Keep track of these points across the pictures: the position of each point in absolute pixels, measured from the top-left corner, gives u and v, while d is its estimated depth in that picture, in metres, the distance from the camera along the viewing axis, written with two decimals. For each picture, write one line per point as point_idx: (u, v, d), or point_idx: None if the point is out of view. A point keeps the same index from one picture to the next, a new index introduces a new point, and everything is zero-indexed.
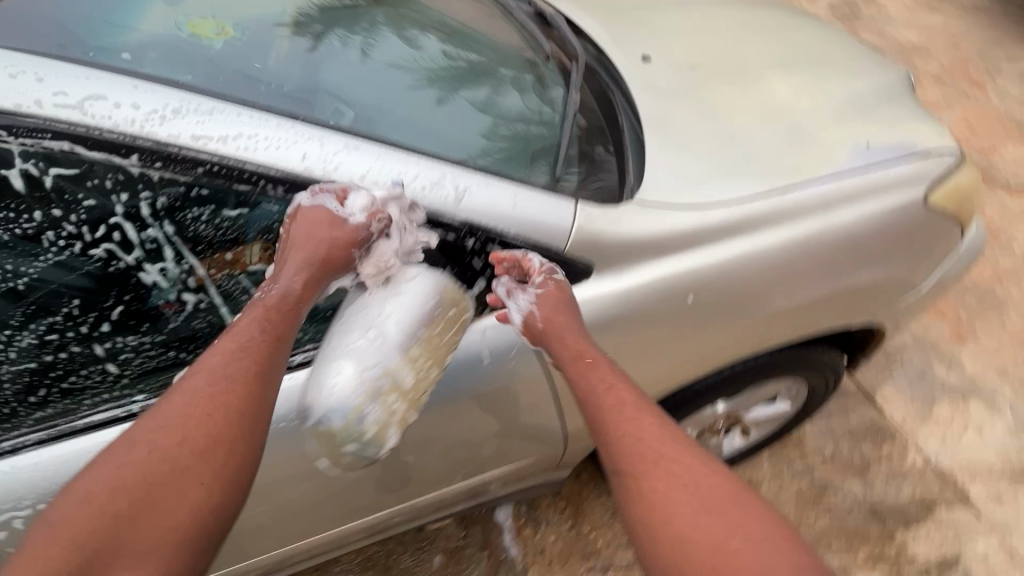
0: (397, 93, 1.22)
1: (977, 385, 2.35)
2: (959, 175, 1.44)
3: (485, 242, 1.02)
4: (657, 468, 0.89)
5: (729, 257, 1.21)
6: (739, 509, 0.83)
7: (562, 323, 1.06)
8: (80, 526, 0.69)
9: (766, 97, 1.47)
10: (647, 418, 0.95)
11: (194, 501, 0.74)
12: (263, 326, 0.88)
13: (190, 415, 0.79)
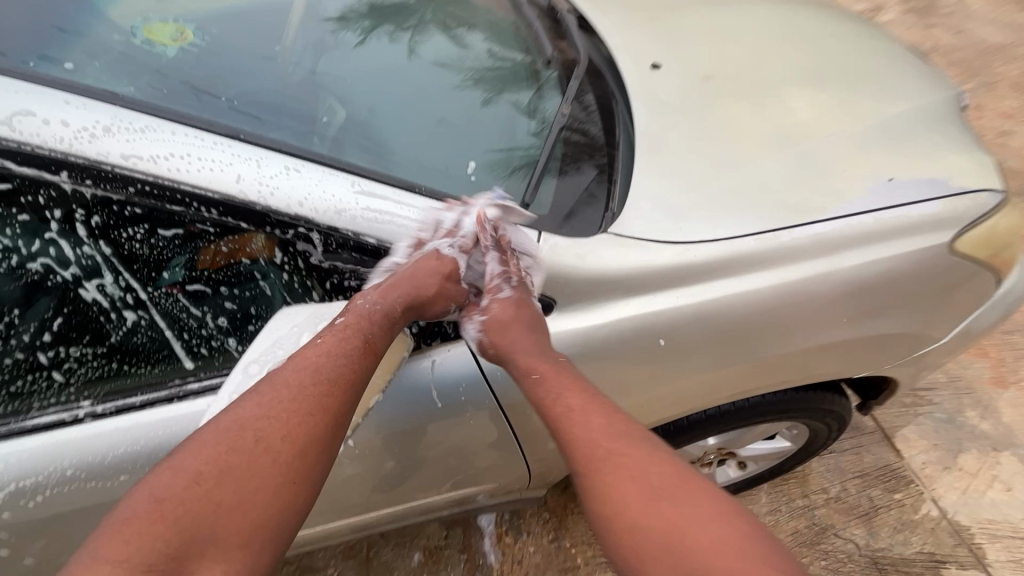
0: (420, 99, 1.26)
1: (1013, 436, 2.14)
2: (998, 219, 1.26)
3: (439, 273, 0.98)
4: (609, 462, 0.88)
5: (713, 298, 1.10)
6: (692, 492, 0.83)
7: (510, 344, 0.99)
8: (155, 522, 0.73)
9: (782, 118, 1.33)
10: (596, 414, 0.93)
11: (262, 516, 0.78)
12: (355, 343, 0.89)
13: (269, 428, 0.82)
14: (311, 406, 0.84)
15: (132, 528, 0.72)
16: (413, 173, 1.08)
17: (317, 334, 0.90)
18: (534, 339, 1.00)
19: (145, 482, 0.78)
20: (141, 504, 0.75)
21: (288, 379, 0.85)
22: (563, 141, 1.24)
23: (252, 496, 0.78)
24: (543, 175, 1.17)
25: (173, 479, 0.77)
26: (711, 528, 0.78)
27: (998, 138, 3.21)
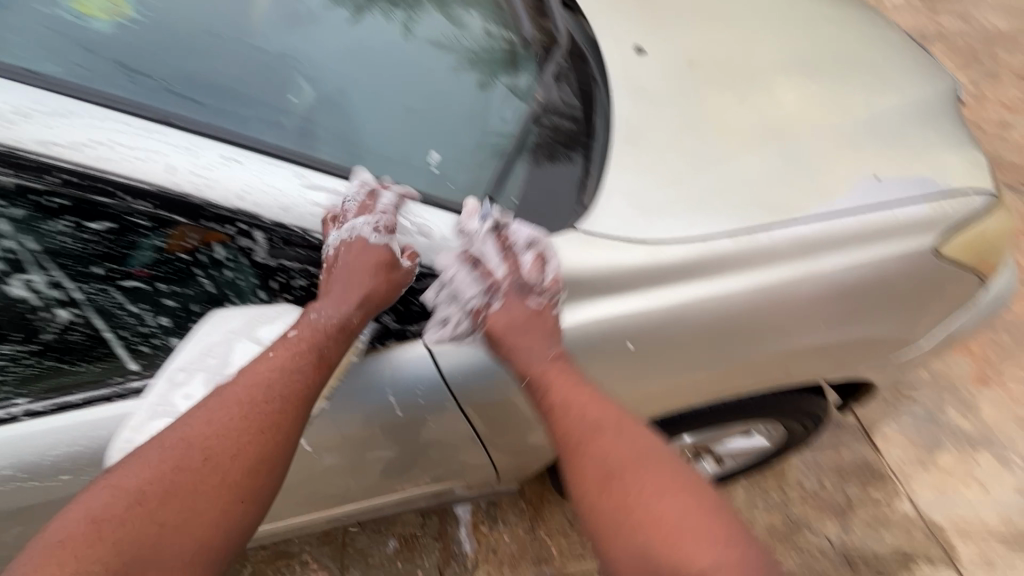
0: (404, 82, 1.22)
1: (992, 435, 2.14)
2: (986, 221, 1.21)
3: None
4: (586, 447, 0.95)
5: (686, 301, 1.05)
6: (655, 477, 0.90)
7: (522, 347, 0.99)
8: (92, 544, 0.71)
9: (769, 109, 1.27)
10: (597, 414, 0.97)
11: (208, 533, 0.76)
12: (305, 360, 0.85)
13: (215, 447, 0.80)
14: (261, 425, 0.82)
15: (67, 551, 0.70)
16: (372, 165, 1.03)
17: (269, 348, 0.86)
18: (539, 339, 1.00)
19: (80, 502, 0.75)
20: (77, 526, 0.72)
21: (237, 397, 0.82)
22: (538, 131, 1.17)
23: (196, 515, 0.76)
24: (512, 166, 1.11)
25: (111, 500, 0.74)
26: (670, 508, 0.86)
27: (998, 130, 3.14)
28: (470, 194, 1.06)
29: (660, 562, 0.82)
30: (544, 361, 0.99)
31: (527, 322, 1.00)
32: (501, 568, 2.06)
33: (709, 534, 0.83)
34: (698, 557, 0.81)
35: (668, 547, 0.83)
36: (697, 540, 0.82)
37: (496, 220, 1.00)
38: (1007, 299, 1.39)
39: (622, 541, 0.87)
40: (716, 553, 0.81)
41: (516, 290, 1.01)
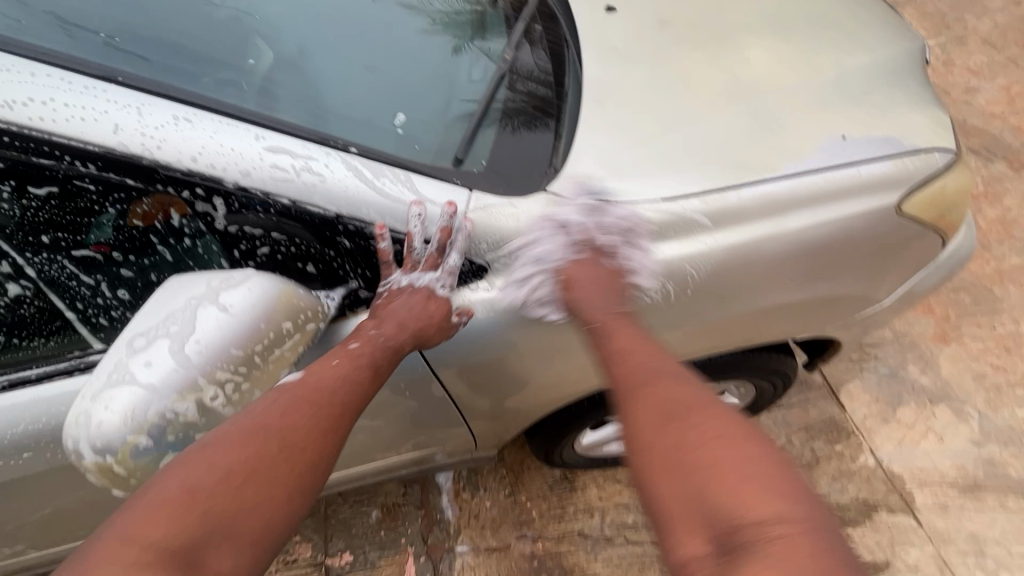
0: (370, 45, 1.18)
1: (949, 389, 2.24)
2: (946, 179, 1.24)
3: (362, 235, 0.88)
4: (644, 382, 0.88)
5: (657, 261, 1.06)
6: (714, 418, 0.79)
7: (586, 296, 1.00)
8: (183, 511, 0.68)
9: (740, 69, 1.26)
10: (657, 366, 0.90)
11: (270, 520, 0.73)
12: (365, 371, 0.89)
13: (292, 433, 0.79)
14: (331, 423, 0.83)
15: (159, 515, 0.67)
16: (334, 126, 0.99)
17: (333, 355, 0.90)
18: (611, 295, 1.01)
19: (170, 469, 0.72)
20: (167, 490, 0.69)
21: (307, 394, 0.83)
22: (508, 93, 1.15)
23: (266, 498, 0.73)
24: (480, 128, 1.08)
25: (204, 471, 0.72)
26: (733, 450, 0.74)
27: (963, 95, 3.20)
28: (437, 156, 1.03)
29: (717, 514, 0.69)
30: (611, 312, 1.00)
31: (607, 279, 1.03)
32: (483, 532, 2.10)
33: (775, 485, 0.69)
34: (756, 508, 0.67)
35: (725, 499, 0.69)
36: (759, 487, 0.69)
37: (465, 180, 0.97)
38: (964, 256, 1.44)
39: (668, 483, 0.75)
40: (782, 503, 0.68)
41: (598, 252, 1.03)
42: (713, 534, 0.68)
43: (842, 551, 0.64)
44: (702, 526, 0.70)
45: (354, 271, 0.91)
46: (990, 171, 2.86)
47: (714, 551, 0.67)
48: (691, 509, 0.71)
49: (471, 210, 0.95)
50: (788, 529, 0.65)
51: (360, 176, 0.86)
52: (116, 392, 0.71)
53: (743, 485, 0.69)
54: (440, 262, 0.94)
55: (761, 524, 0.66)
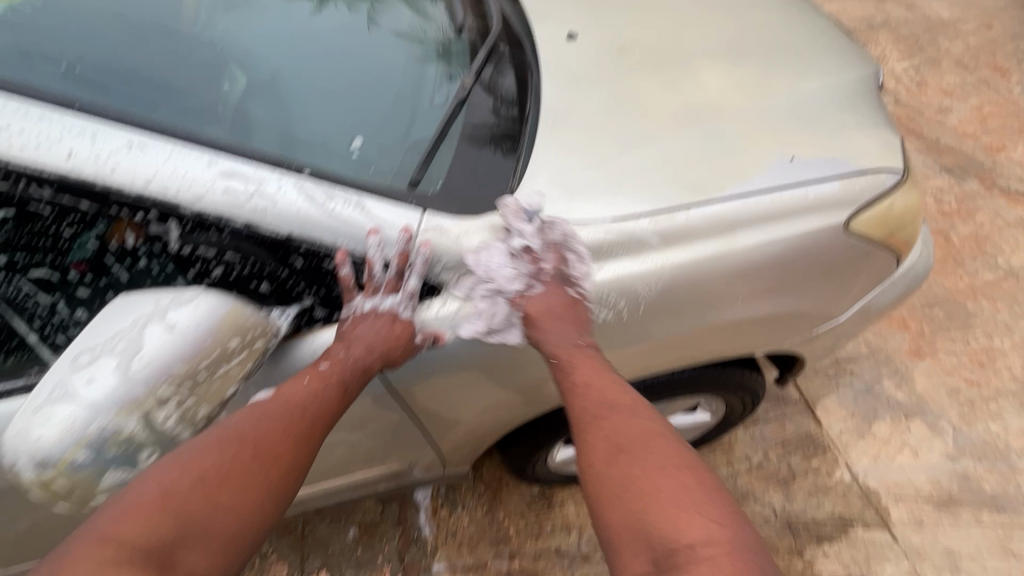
0: (353, 71, 1.24)
1: (924, 404, 2.25)
2: (894, 198, 1.28)
3: (316, 255, 0.91)
4: (602, 417, 1.03)
5: (605, 279, 1.09)
6: (657, 454, 0.95)
7: (553, 327, 1.07)
8: (160, 513, 0.79)
9: (695, 94, 1.31)
10: (619, 403, 1.04)
11: (239, 523, 0.84)
12: (335, 389, 0.96)
13: (265, 443, 0.90)
14: (301, 434, 0.93)
15: (139, 514, 0.78)
16: (292, 151, 1.03)
17: (304, 373, 0.97)
18: (572, 327, 1.08)
19: (149, 472, 0.83)
20: (146, 493, 0.80)
21: (280, 409, 0.92)
22: (466, 119, 1.18)
23: (237, 503, 0.85)
24: (438, 149, 1.12)
25: (179, 476, 0.83)
26: (670, 482, 0.90)
27: (937, 115, 3.27)
28: (392, 179, 1.06)
29: (656, 537, 0.85)
30: (573, 347, 1.07)
31: (566, 307, 1.09)
32: (460, 551, 2.09)
33: (704, 511, 0.86)
34: (688, 532, 0.83)
35: (663, 525, 0.85)
36: (691, 515, 0.85)
37: (418, 201, 1.01)
38: (920, 273, 1.48)
39: (618, 511, 0.90)
40: (711, 528, 0.84)
41: (559, 279, 1.10)
42: (653, 553, 0.83)
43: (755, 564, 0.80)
44: (644, 547, 0.85)
45: (309, 289, 0.94)
46: (963, 189, 2.92)
47: (653, 567, 0.83)
48: (636, 533, 0.87)
49: (422, 228, 0.98)
50: (714, 550, 0.81)
51: (312, 198, 0.89)
52: (57, 409, 0.72)
53: (677, 514, 0.86)
54: (401, 286, 0.99)
55: (690, 546, 0.82)
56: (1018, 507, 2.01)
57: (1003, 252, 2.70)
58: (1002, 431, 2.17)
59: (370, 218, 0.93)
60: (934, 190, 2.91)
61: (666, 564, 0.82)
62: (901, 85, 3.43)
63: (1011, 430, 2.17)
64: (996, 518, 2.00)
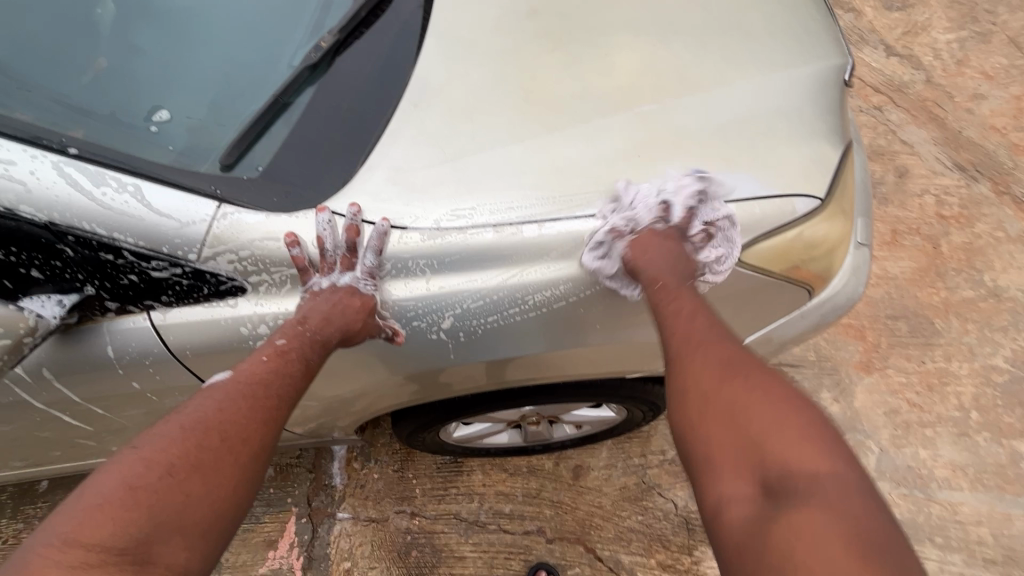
0: (274, 13, 1.16)
1: (857, 420, 2.06)
2: (806, 227, 1.12)
3: (85, 243, 0.86)
4: (697, 348, 0.93)
5: (438, 292, 0.99)
6: (771, 387, 0.84)
7: (670, 263, 1.05)
8: (131, 509, 0.71)
9: (599, 80, 1.13)
10: (713, 328, 0.96)
11: (219, 510, 0.77)
12: (297, 365, 0.93)
13: (232, 428, 0.84)
14: (269, 415, 0.88)
15: (105, 514, 0.70)
16: (141, 102, 1.01)
17: (261, 352, 0.93)
18: (686, 268, 1.06)
19: (111, 467, 0.75)
20: (109, 489, 0.72)
21: (244, 389, 0.88)
22: (315, 93, 1.07)
23: (218, 489, 0.78)
24: (270, 125, 1.03)
25: (145, 468, 0.75)
26: (777, 409, 0.81)
27: (966, 103, 2.66)
28: (195, 163, 0.97)
29: (766, 461, 0.77)
30: (681, 283, 1.03)
31: (686, 259, 1.07)
32: (365, 502, 2.02)
33: (823, 441, 0.77)
34: (806, 460, 0.75)
35: (776, 448, 0.77)
36: (812, 445, 0.76)
37: (216, 190, 0.93)
38: (842, 306, 1.25)
39: (728, 434, 0.82)
40: (822, 457, 0.75)
41: (679, 235, 1.09)
42: (764, 478, 0.76)
43: (882, 511, 0.70)
44: (753, 468, 0.78)
45: (89, 277, 0.89)
46: (970, 192, 2.43)
47: (761, 493, 0.75)
48: (746, 455, 0.79)
49: (216, 220, 0.91)
50: (835, 481, 0.72)
51: (79, 184, 0.86)
52: None
53: (797, 443, 0.76)
54: (357, 262, 0.98)
55: (808, 473, 0.74)
56: (921, 536, 1.89)
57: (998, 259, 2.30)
58: (930, 458, 1.98)
59: (150, 210, 0.88)
60: (936, 190, 2.44)
61: (779, 489, 0.74)
62: (937, 61, 2.78)
63: (940, 459, 1.98)
64: None
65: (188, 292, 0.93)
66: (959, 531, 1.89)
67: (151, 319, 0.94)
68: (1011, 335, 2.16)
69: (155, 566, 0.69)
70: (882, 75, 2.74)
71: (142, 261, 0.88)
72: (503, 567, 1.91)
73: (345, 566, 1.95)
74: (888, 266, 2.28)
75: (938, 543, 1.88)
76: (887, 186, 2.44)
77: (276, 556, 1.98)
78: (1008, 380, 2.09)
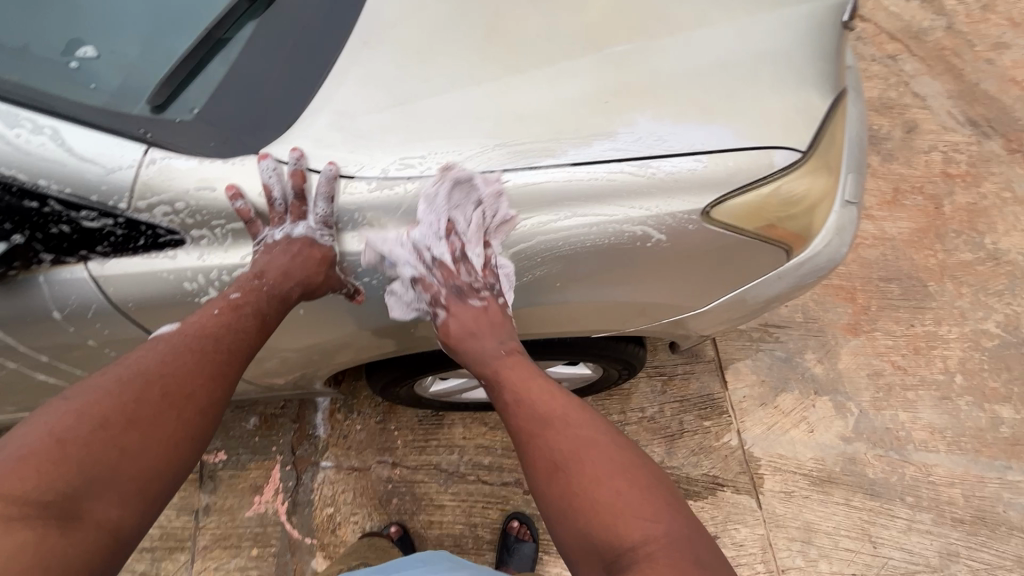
0: None
1: (840, 382, 2.03)
2: (790, 181, 1.05)
3: (7, 190, 0.83)
4: (534, 435, 0.92)
5: (393, 246, 0.95)
6: (596, 466, 0.86)
7: (470, 347, 1.04)
8: (56, 463, 0.70)
9: (566, 18, 1.05)
10: (548, 407, 0.95)
11: (157, 467, 0.76)
12: (250, 319, 0.91)
13: (175, 382, 0.82)
14: (215, 371, 0.86)
15: (30, 466, 0.69)
16: (65, 35, 0.94)
17: (213, 305, 0.91)
18: (488, 338, 1.04)
19: (39, 419, 0.74)
20: (36, 441, 0.71)
21: (189, 343, 0.86)
22: (257, 28, 1.00)
23: (155, 445, 0.76)
24: (206, 64, 0.96)
25: (76, 421, 0.74)
26: (608, 489, 0.82)
27: (988, 52, 2.49)
28: (125, 104, 0.91)
29: (602, 545, 0.79)
30: (498, 355, 1.04)
31: (476, 323, 1.04)
32: (348, 453, 2.03)
33: (645, 511, 0.80)
34: (634, 534, 0.78)
35: (602, 529, 0.80)
36: (634, 517, 0.80)
37: (145, 135, 0.88)
38: (824, 267, 1.19)
39: (568, 525, 0.83)
40: (648, 527, 0.79)
41: (457, 293, 1.05)
42: (602, 559, 0.79)
43: (697, 556, 0.76)
44: (595, 554, 0.80)
45: (18, 226, 0.86)
46: (980, 149, 2.31)
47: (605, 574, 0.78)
48: (587, 544, 0.81)
49: (145, 166, 0.86)
50: (655, 548, 0.76)
51: None
52: None
53: (621, 518, 0.80)
54: (309, 211, 0.92)
55: (636, 547, 0.77)
56: (893, 495, 1.89)
57: (1006, 217, 2.21)
58: (910, 421, 1.97)
59: (71, 155, 0.84)
60: (945, 147, 2.32)
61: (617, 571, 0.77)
62: (960, 6, 2.58)
63: (919, 421, 1.97)
64: (867, 502, 1.89)
65: (125, 243, 0.89)
66: (930, 491, 1.90)
67: (92, 271, 0.91)
68: (1006, 299, 2.11)
69: (82, 522, 0.69)
70: (899, 21, 2.55)
71: (70, 210, 0.85)
72: (481, 516, 1.96)
73: (329, 512, 1.98)
74: (887, 226, 2.20)
75: (909, 502, 1.89)
76: (892, 142, 2.33)
77: (261, 501, 2.00)
78: (997, 345, 2.05)
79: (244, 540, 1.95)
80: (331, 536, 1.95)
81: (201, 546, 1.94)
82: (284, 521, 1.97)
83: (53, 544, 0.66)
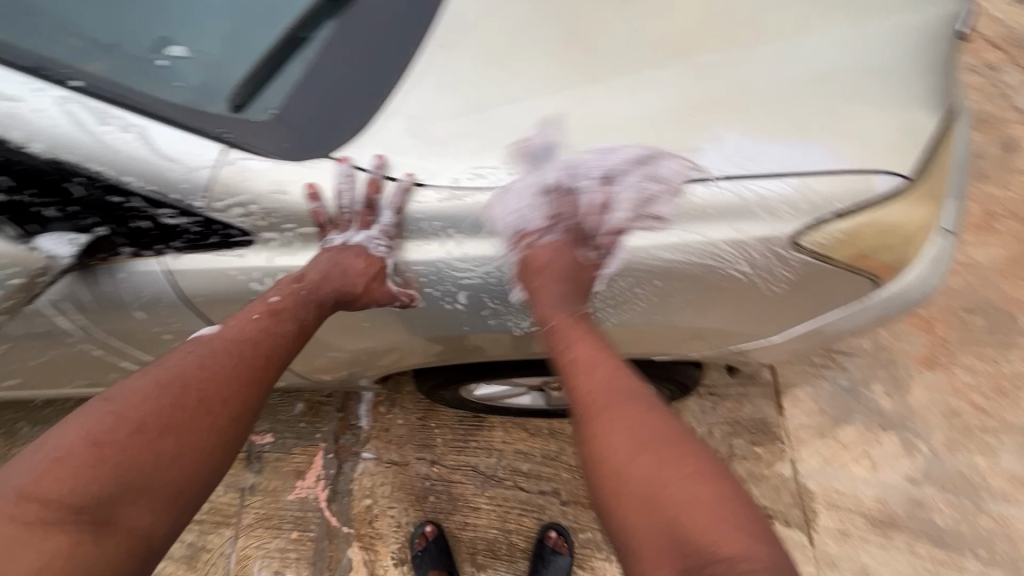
0: None
1: (911, 418, 1.87)
2: (891, 209, 0.95)
3: (93, 184, 0.86)
4: (598, 416, 0.85)
5: (455, 257, 0.91)
6: (677, 460, 0.77)
7: (549, 288, 0.92)
8: (96, 466, 0.71)
9: (649, 23, 0.99)
10: (620, 387, 0.87)
11: (189, 475, 0.77)
12: (289, 323, 0.89)
13: (212, 388, 0.82)
14: (251, 377, 0.86)
15: (66, 468, 0.70)
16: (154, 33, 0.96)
17: (252, 310, 0.90)
18: (575, 292, 0.94)
19: (77, 419, 0.75)
20: (73, 443, 0.72)
21: (224, 345, 0.86)
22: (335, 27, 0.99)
23: (189, 452, 0.77)
24: (285, 63, 0.96)
25: (114, 423, 0.75)
26: (688, 483, 0.74)
27: None
28: (206, 101, 0.92)
29: (685, 543, 0.70)
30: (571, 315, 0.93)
31: (569, 271, 0.92)
32: (388, 447, 2.05)
33: (739, 522, 0.71)
34: (725, 543, 0.69)
35: (684, 523, 0.71)
36: (730, 526, 0.70)
37: (225, 134, 0.89)
38: (916, 302, 1.08)
39: (640, 521, 0.74)
40: (742, 539, 0.69)
41: (575, 235, 0.94)
42: (682, 559, 0.69)
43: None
44: (672, 552, 0.71)
45: (100, 219, 0.90)
46: None
47: None
48: (664, 539, 0.72)
49: (222, 166, 0.87)
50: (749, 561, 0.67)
51: (83, 123, 0.85)
52: None
53: (715, 524, 0.70)
54: (376, 221, 0.91)
55: (729, 558, 0.67)
56: (963, 547, 1.73)
57: None
58: (988, 467, 1.80)
59: (156, 152, 0.85)
60: None
61: None
62: None
63: (999, 468, 1.80)
64: (934, 551, 1.74)
65: (199, 239, 0.91)
66: (1008, 546, 1.73)
67: (164, 265, 0.93)
68: None
69: (116, 528, 0.70)
70: (1003, 26, 2.32)
71: (151, 207, 0.88)
72: (517, 522, 1.93)
73: (366, 503, 2.00)
74: (975, 252, 2.02)
75: (981, 556, 1.72)
76: (987, 160, 2.13)
77: (303, 486, 2.04)
78: None
79: (284, 522, 2.00)
80: (367, 527, 1.97)
81: (246, 524, 2.01)
82: (324, 508, 2.01)
83: (87, 552, 0.67)
